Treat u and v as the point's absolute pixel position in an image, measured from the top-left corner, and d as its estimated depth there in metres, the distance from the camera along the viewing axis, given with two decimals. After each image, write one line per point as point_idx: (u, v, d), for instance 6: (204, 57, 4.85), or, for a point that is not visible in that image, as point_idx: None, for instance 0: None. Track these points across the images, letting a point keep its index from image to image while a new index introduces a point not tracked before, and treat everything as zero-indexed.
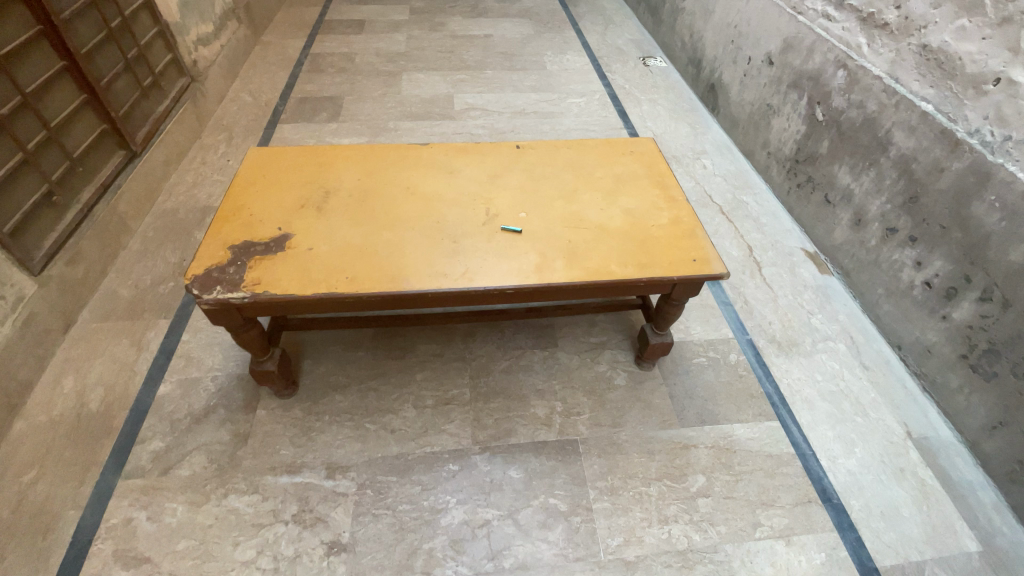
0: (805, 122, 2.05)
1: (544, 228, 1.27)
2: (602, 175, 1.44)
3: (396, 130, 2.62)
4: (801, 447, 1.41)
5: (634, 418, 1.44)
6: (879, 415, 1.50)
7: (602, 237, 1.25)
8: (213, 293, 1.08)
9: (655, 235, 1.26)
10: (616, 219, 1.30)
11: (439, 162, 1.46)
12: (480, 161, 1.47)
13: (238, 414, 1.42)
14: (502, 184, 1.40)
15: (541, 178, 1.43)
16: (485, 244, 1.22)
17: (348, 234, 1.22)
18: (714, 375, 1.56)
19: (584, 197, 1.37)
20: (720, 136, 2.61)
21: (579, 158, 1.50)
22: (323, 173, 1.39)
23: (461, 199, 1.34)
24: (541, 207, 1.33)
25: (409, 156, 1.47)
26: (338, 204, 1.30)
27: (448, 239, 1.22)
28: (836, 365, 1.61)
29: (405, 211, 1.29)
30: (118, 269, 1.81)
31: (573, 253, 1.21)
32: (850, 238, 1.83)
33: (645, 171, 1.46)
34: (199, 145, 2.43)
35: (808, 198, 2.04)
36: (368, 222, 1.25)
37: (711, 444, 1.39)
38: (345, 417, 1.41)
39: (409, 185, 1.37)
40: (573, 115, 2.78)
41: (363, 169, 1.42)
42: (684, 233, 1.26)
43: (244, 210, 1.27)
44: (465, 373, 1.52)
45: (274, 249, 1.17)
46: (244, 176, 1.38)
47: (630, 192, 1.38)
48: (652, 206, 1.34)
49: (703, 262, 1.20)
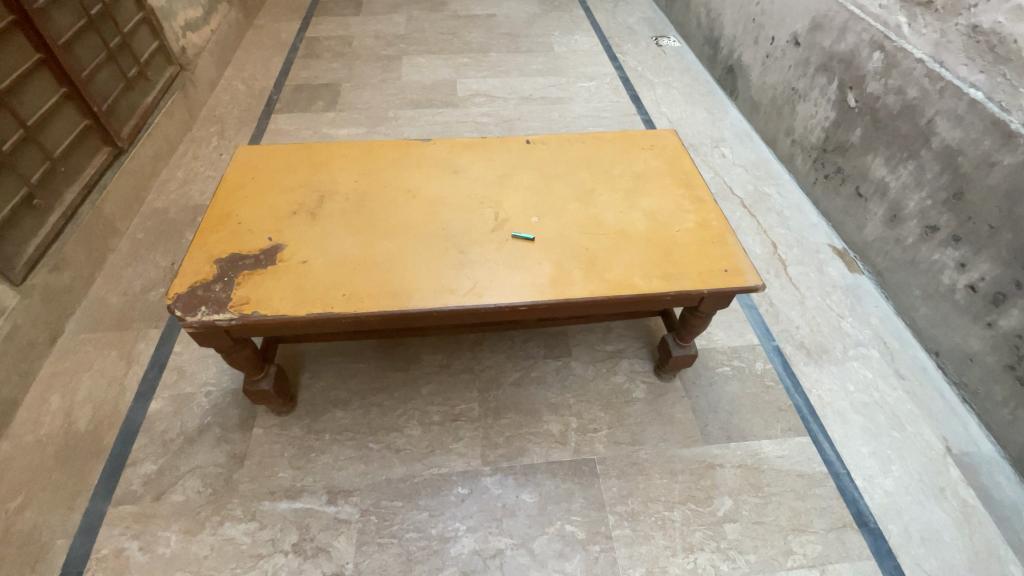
0: (835, 108, 1.90)
1: (559, 235, 1.16)
2: (621, 173, 1.32)
3: (396, 119, 2.49)
4: (834, 466, 1.31)
5: (655, 434, 1.35)
6: (916, 428, 1.40)
7: (623, 244, 1.14)
8: (198, 315, 0.99)
9: (682, 241, 1.15)
10: (637, 223, 1.19)
11: (442, 160, 1.35)
12: (487, 159, 1.36)
13: (234, 432, 1.34)
14: (513, 185, 1.29)
15: (553, 178, 1.31)
16: (494, 254, 1.11)
17: (345, 244, 1.11)
18: (740, 386, 1.46)
19: (601, 198, 1.25)
20: (739, 122, 2.46)
21: (595, 154, 1.38)
22: (318, 174, 1.29)
23: (468, 203, 1.23)
24: (555, 211, 1.22)
25: (409, 155, 1.36)
26: (334, 209, 1.19)
27: (454, 248, 1.12)
28: (869, 374, 1.51)
29: (408, 217, 1.19)
30: (106, 274, 1.72)
31: (591, 264, 1.10)
32: (884, 235, 1.71)
33: (667, 168, 1.34)
34: (191, 138, 2.32)
35: (837, 190, 1.91)
36: (367, 229, 1.15)
37: (738, 463, 1.30)
38: (347, 436, 1.33)
39: (412, 187, 1.26)
40: (583, 100, 2.64)
41: (362, 169, 1.31)
42: (714, 240, 1.15)
43: (232, 218, 1.17)
44: (474, 386, 1.43)
45: (264, 262, 1.07)
46: (232, 178, 1.27)
47: (652, 192, 1.27)
48: (677, 208, 1.22)
49: (735, 273, 1.09)
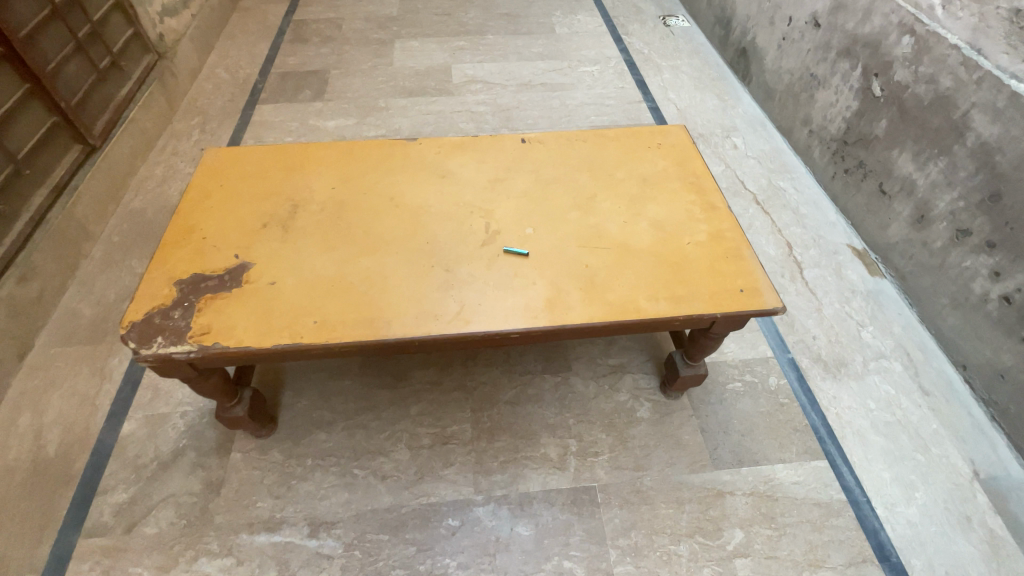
0: (857, 97, 1.76)
1: (555, 249, 1.05)
2: (625, 176, 1.20)
3: (387, 108, 2.35)
4: (854, 493, 1.22)
5: (661, 458, 1.25)
6: (942, 450, 1.30)
7: (627, 260, 1.03)
8: (153, 347, 0.89)
9: (693, 256, 1.03)
10: (643, 235, 1.07)
11: (430, 162, 1.23)
12: (479, 160, 1.24)
13: (210, 457, 1.26)
14: (506, 190, 1.17)
15: (551, 181, 1.19)
16: (484, 273, 1.00)
17: (319, 262, 1.01)
18: (752, 404, 1.36)
19: (603, 205, 1.14)
20: (752, 109, 2.31)
21: (597, 154, 1.25)
22: (293, 180, 1.18)
23: (457, 212, 1.12)
24: (552, 221, 1.10)
25: (393, 157, 1.24)
26: (309, 222, 1.09)
27: (440, 266, 1.01)
28: (892, 389, 1.40)
29: (389, 229, 1.08)
30: (79, 283, 1.63)
31: (592, 284, 0.99)
32: (909, 237, 1.58)
33: (676, 171, 1.21)
34: (171, 131, 2.20)
35: (858, 186, 1.78)
36: (344, 245, 1.04)
37: (750, 491, 1.21)
38: (330, 462, 1.24)
39: (395, 194, 1.15)
40: (586, 86, 2.48)
41: (340, 174, 1.19)
42: (728, 254, 1.03)
43: (197, 232, 1.06)
44: (466, 405, 1.33)
45: (229, 285, 0.97)
46: (199, 186, 1.16)
47: (660, 199, 1.15)
48: (686, 217, 1.11)
49: (753, 293, 0.97)
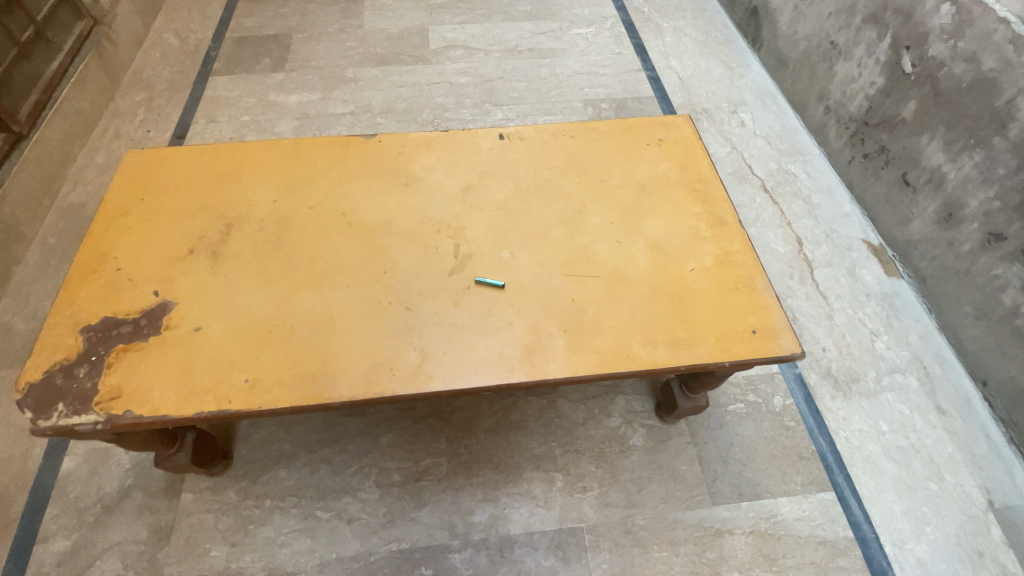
0: (883, 72, 1.56)
1: (536, 279, 0.89)
2: (619, 182, 1.02)
3: (356, 80, 2.10)
4: (861, 529, 1.12)
5: (654, 493, 1.15)
6: (957, 478, 1.19)
7: (621, 292, 0.87)
8: (53, 417, 0.75)
9: (698, 288, 0.88)
10: (640, 260, 0.91)
11: (391, 165, 1.05)
12: (448, 162, 1.05)
13: (160, 499, 1.14)
14: (480, 201, 0.99)
15: (532, 189, 1.01)
16: (451, 311, 0.84)
17: (255, 301, 0.85)
18: (755, 428, 1.24)
19: (593, 220, 0.97)
20: (762, 79, 2.09)
21: (587, 154, 1.07)
22: (229, 191, 1.00)
23: (421, 230, 0.95)
24: (533, 241, 0.94)
25: (347, 159, 1.05)
26: (244, 247, 0.92)
27: (399, 302, 0.85)
28: (906, 409, 1.29)
29: (340, 254, 0.91)
30: (12, 294, 1.46)
31: (578, 325, 0.83)
32: (934, 237, 1.43)
33: (678, 175, 1.04)
34: (114, 110, 1.96)
35: (879, 175, 1.61)
36: (286, 276, 0.88)
37: (750, 530, 1.11)
38: (291, 503, 1.13)
39: (348, 208, 0.98)
40: (579, 52, 2.23)
41: (284, 184, 1.01)
42: (739, 285, 0.88)
43: (110, 262, 0.90)
44: (441, 435, 1.21)
45: (145, 332, 0.82)
46: (116, 201, 0.99)
47: (661, 212, 0.98)
48: (691, 236, 0.94)
49: (767, 336, 0.83)
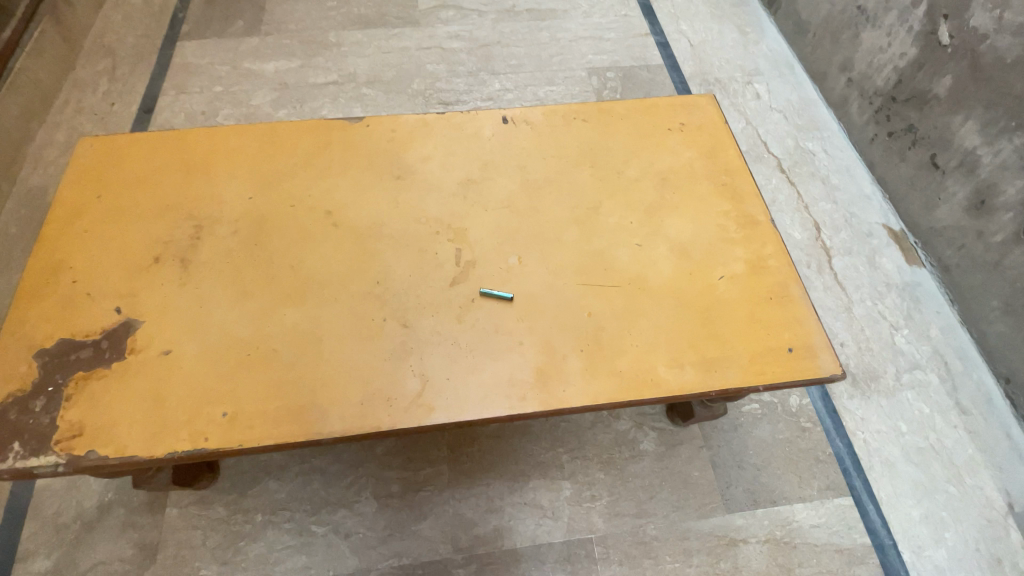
0: (916, 43, 1.44)
1: (548, 290, 0.79)
2: (638, 174, 0.92)
3: (338, 45, 1.92)
4: (879, 536, 1.09)
5: (667, 502, 1.10)
6: (977, 481, 1.15)
7: (642, 305, 0.78)
8: (8, 459, 0.66)
9: (728, 299, 0.79)
10: (663, 267, 0.82)
11: (380, 155, 0.92)
12: (446, 150, 0.93)
13: (142, 515, 1.06)
14: (483, 197, 0.88)
15: (541, 183, 0.90)
16: (455, 329, 0.75)
17: (232, 319, 0.75)
18: (770, 430, 1.19)
19: (609, 219, 0.87)
20: (778, 46, 1.94)
21: (602, 141, 0.96)
22: (198, 188, 0.88)
23: (416, 232, 0.84)
24: (544, 244, 0.84)
25: (331, 148, 0.93)
26: (218, 253, 0.81)
27: (395, 318, 0.76)
28: (926, 408, 1.24)
29: (327, 262, 0.81)
30: None
31: (597, 344, 0.75)
32: (962, 225, 1.35)
33: (703, 165, 0.93)
34: (74, 80, 1.78)
35: (904, 156, 1.50)
36: (267, 290, 0.78)
37: (765, 538, 1.07)
38: (284, 517, 1.07)
39: (334, 207, 0.86)
40: (582, 14, 2.05)
41: (260, 178, 0.90)
42: (772, 296, 0.80)
43: (66, 273, 0.79)
44: (442, 442, 1.14)
45: (108, 357, 0.72)
46: (70, 200, 0.87)
47: (684, 210, 0.88)
48: (718, 238, 0.85)
49: (804, 355, 0.75)
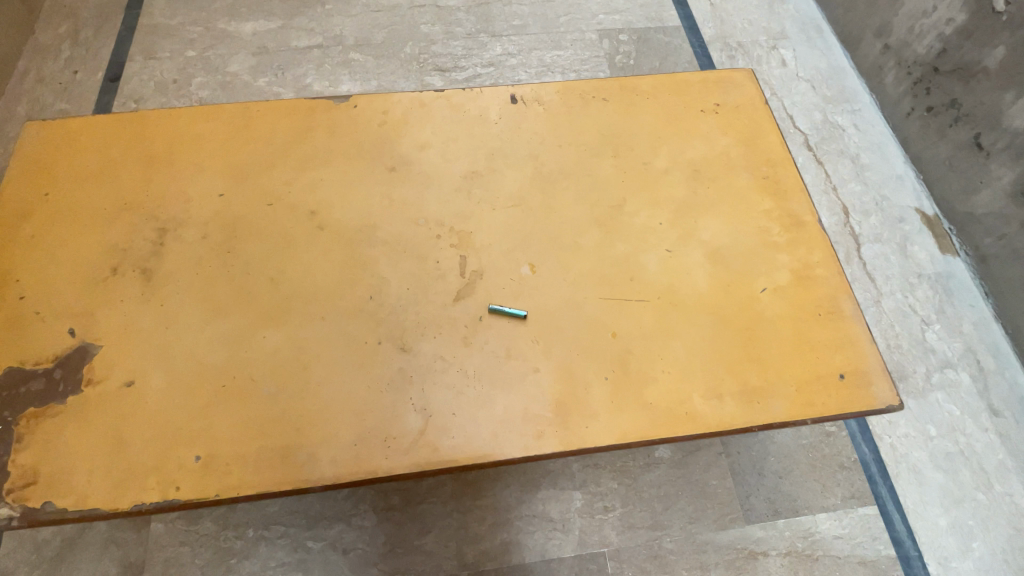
0: (968, 6, 1.29)
1: (566, 306, 0.69)
2: (668, 165, 0.80)
3: (323, 3, 1.73)
4: (904, 547, 1.04)
5: (684, 513, 1.04)
6: (1007, 488, 1.10)
7: (675, 323, 0.68)
8: None
9: (772, 317, 0.69)
10: (698, 277, 0.71)
11: (370, 143, 0.80)
12: (447, 137, 0.81)
13: (127, 530, 1.00)
14: (490, 194, 0.77)
15: (556, 176, 0.78)
16: (461, 353, 0.66)
17: (204, 343, 0.66)
18: (793, 435, 1.12)
19: (636, 219, 0.75)
20: (806, 5, 1.76)
21: (625, 125, 0.83)
22: (161, 184, 0.77)
23: (413, 236, 0.73)
24: (561, 251, 0.73)
25: (313, 134, 0.81)
26: (185, 264, 0.71)
27: (391, 341, 0.66)
28: (956, 411, 1.17)
29: (312, 273, 0.70)
30: None
31: (624, 371, 0.65)
32: (1005, 213, 1.24)
33: (742, 156, 0.81)
34: (32, 45, 1.60)
35: (943, 134, 1.38)
36: (243, 308, 0.68)
37: (786, 551, 1.02)
38: (277, 532, 1.00)
39: (317, 206, 0.75)
40: None
41: (233, 172, 0.78)
42: (820, 312, 0.70)
43: (12, 289, 0.69)
44: None
45: (62, 390, 0.63)
46: (14, 198, 0.76)
47: (722, 208, 0.77)
48: (759, 243, 0.74)
49: (857, 382, 0.66)
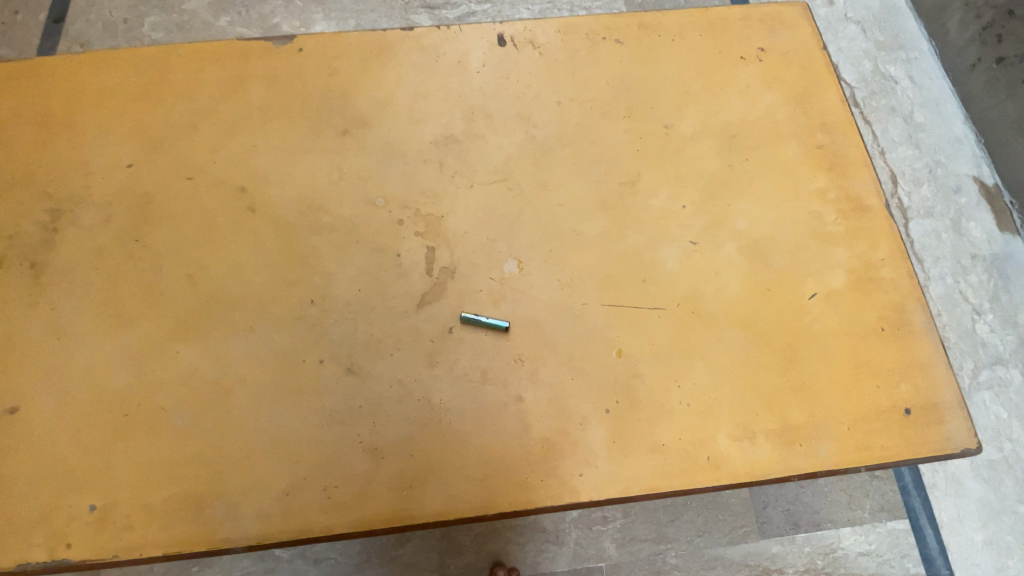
0: None
1: (560, 315, 0.54)
2: (696, 130, 0.62)
3: None
4: (934, 566, 0.93)
5: (692, 525, 0.93)
6: None
7: (699, 340, 0.54)
8: None
9: (821, 332, 0.54)
10: (729, 279, 0.56)
11: (317, 98, 0.63)
12: (415, 90, 0.64)
13: None
14: (468, 166, 0.60)
15: (553, 143, 0.62)
16: (424, 376, 0.52)
17: (103, 361, 0.53)
18: None
19: (653, 201, 0.59)
20: None
21: (643, 77, 0.65)
22: (56, 152, 0.62)
23: (368, 221, 0.57)
24: (556, 242, 0.57)
25: (245, 87, 0.64)
26: (82, 257, 0.57)
27: (336, 361, 0.52)
28: (1004, 413, 1.03)
29: (239, 269, 0.55)
30: None
31: (630, 401, 0.52)
32: None
33: (791, 118, 0.64)
34: None
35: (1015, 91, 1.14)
36: (151, 315, 0.54)
37: (804, 569, 0.92)
38: None
39: (249, 182, 0.59)
40: None
41: (145, 137, 0.62)
42: (884, 327, 0.55)
43: None
44: None
45: None
46: None
47: (763, 188, 0.60)
48: (810, 233, 0.58)
49: (924, 419, 0.53)
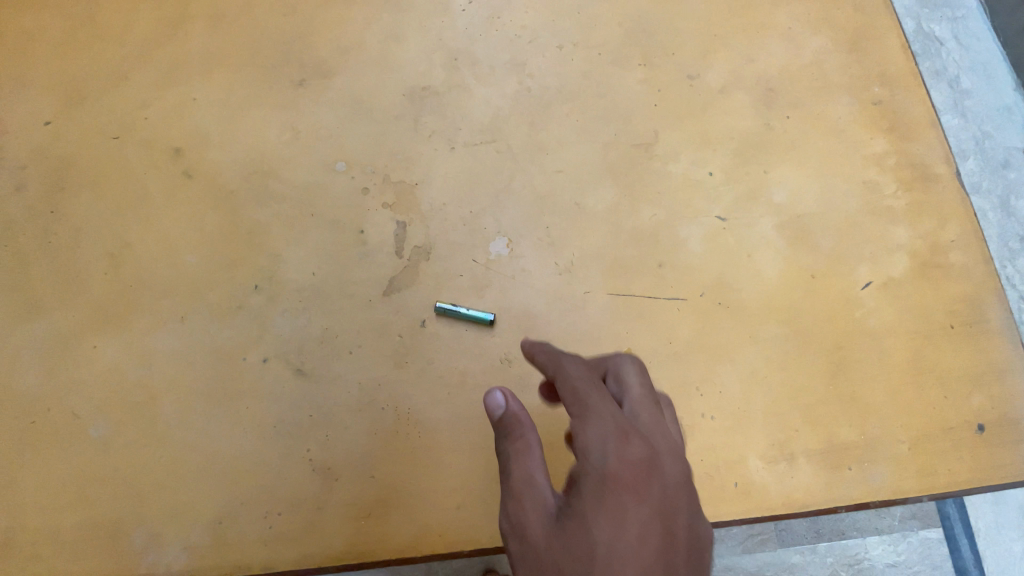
0: None
1: (557, 306, 0.45)
2: (726, 82, 0.51)
3: None
4: None
5: None
6: None
7: (726, 338, 0.44)
8: None
9: (876, 329, 0.45)
10: (764, 263, 0.46)
11: (268, 43, 0.52)
12: (386, 33, 0.53)
13: None
14: (449, 124, 0.50)
15: (552, 96, 0.51)
16: (389, 380, 0.43)
17: (7, 357, 0.44)
18: None
19: (672, 167, 0.49)
20: None
21: (662, 17, 0.53)
22: None
23: (326, 190, 0.48)
24: (553, 217, 0.47)
25: (183, 28, 0.53)
26: None
27: (284, 360, 0.43)
28: None
29: (172, 247, 0.46)
30: None
31: None
32: None
33: (843, 67, 0.52)
34: None
35: None
36: (66, 301, 0.45)
37: None
38: None
39: (187, 142, 0.49)
40: None
41: (65, 88, 0.52)
42: (954, 324, 0.45)
43: None
44: None
45: None
46: None
47: (809, 152, 0.49)
48: (865, 209, 0.48)
49: (1000, 438, 0.43)
